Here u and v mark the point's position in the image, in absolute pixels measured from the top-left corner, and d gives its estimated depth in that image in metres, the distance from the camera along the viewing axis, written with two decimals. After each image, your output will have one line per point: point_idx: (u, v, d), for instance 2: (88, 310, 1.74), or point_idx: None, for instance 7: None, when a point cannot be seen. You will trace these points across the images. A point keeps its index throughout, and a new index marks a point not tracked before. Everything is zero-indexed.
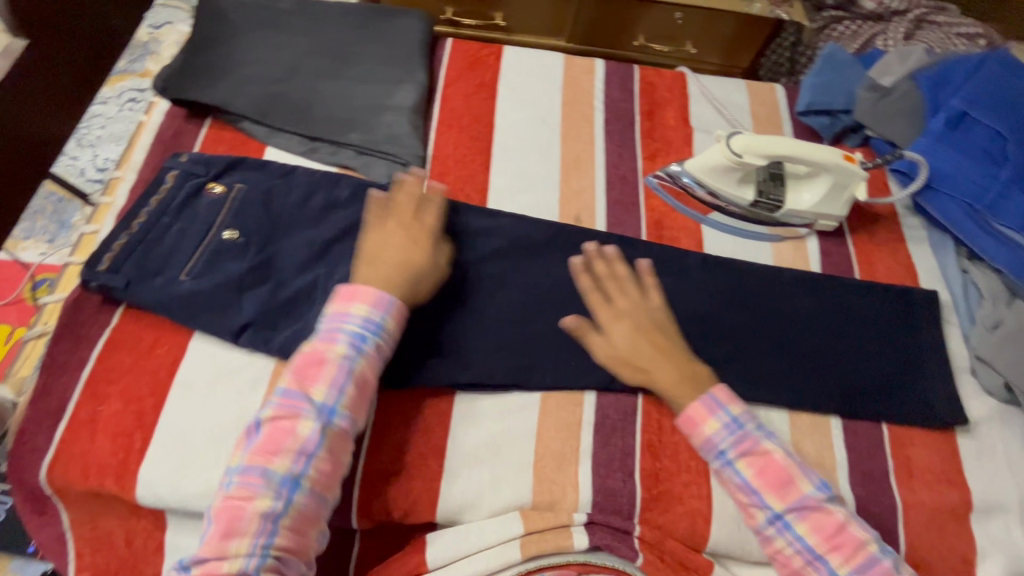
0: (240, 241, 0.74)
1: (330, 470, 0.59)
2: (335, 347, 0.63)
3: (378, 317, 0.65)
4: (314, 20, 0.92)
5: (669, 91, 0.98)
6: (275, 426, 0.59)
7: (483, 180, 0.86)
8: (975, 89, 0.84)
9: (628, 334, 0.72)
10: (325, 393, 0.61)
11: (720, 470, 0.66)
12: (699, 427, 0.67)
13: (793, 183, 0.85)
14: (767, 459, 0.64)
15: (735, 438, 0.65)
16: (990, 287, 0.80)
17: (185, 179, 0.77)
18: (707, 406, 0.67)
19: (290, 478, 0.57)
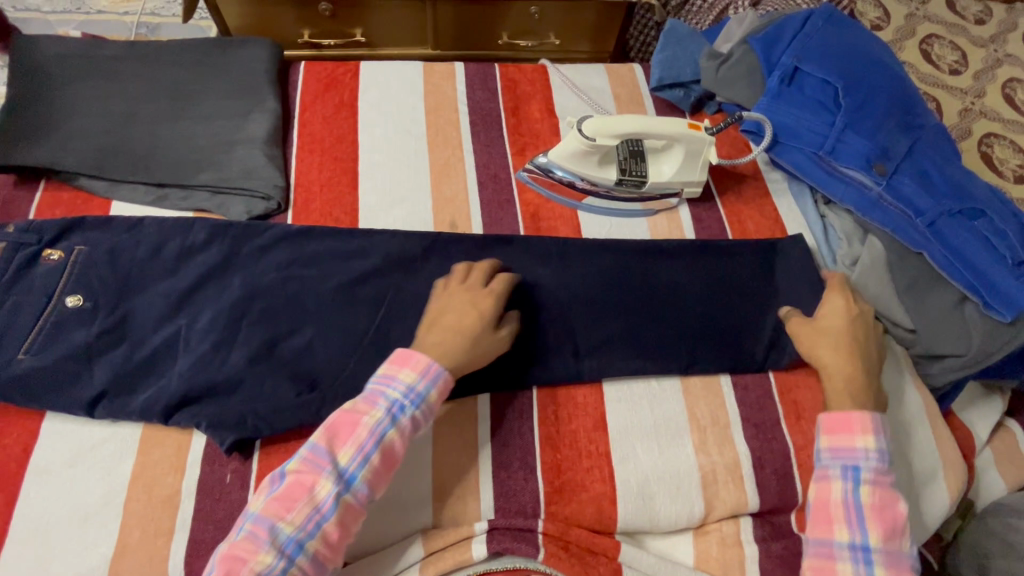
0: (87, 306, 0.70)
1: (334, 541, 0.55)
2: (372, 410, 0.59)
3: (423, 389, 0.60)
4: (149, 64, 0.89)
5: (531, 85, 0.99)
6: (297, 480, 0.55)
7: (351, 201, 0.83)
8: (802, 45, 0.89)
9: (837, 320, 0.73)
10: (351, 458, 0.57)
11: (836, 481, 0.64)
12: (851, 433, 0.65)
13: (652, 158, 0.86)
14: (893, 503, 0.63)
15: (878, 465, 0.64)
16: (845, 227, 0.85)
17: (14, 250, 0.72)
18: (871, 423, 0.66)
19: (295, 542, 0.53)
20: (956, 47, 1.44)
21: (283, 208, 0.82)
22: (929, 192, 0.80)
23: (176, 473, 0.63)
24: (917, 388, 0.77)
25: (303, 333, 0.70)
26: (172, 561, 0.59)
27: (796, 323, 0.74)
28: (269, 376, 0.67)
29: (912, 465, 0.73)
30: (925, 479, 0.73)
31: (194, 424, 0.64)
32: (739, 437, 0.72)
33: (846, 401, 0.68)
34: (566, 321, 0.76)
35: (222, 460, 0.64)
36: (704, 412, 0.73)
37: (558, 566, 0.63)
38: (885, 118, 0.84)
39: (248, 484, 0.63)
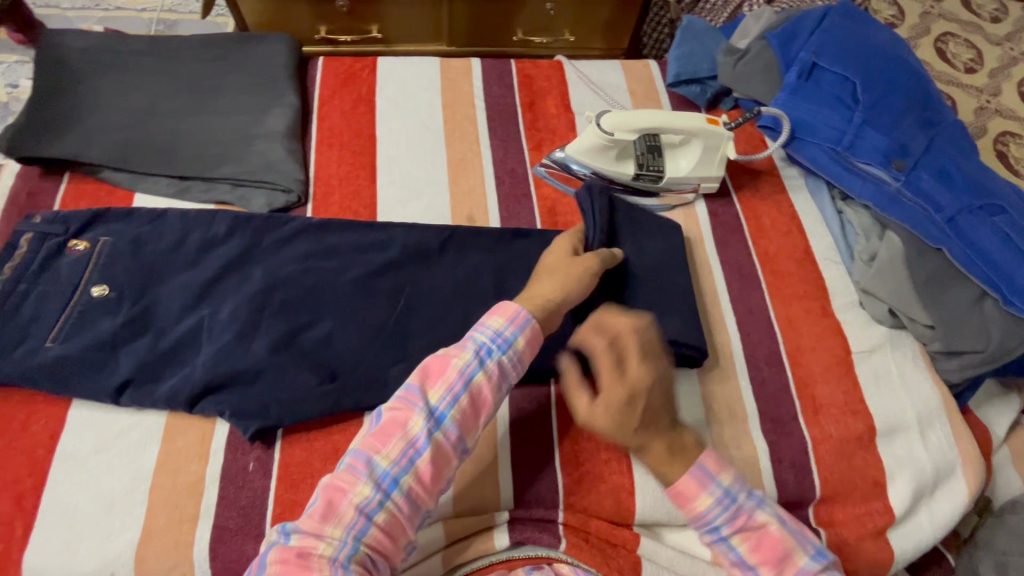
0: (111, 296, 0.70)
1: (429, 480, 0.54)
2: (461, 351, 0.58)
3: (512, 334, 0.59)
4: (171, 58, 0.90)
5: (547, 80, 0.99)
6: (393, 416, 0.55)
7: (370, 194, 0.84)
8: (821, 40, 0.89)
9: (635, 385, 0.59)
10: (441, 397, 0.56)
11: (712, 544, 0.61)
12: (691, 503, 0.60)
13: (670, 153, 0.86)
14: (763, 533, 0.60)
15: (731, 514, 0.60)
16: (862, 223, 0.85)
17: (41, 241, 0.73)
18: (697, 481, 0.60)
19: (391, 477, 0.53)
20: (971, 46, 1.43)
21: (302, 201, 0.83)
22: (948, 188, 0.80)
23: (200, 461, 0.64)
24: (934, 384, 0.77)
25: (324, 323, 0.71)
26: (197, 547, 0.60)
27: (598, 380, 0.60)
28: (290, 365, 0.68)
29: (931, 461, 0.73)
30: (944, 475, 0.73)
31: (217, 413, 0.65)
32: (756, 432, 0.72)
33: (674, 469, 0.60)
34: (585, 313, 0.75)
35: (245, 449, 0.65)
36: (721, 405, 0.73)
37: (580, 555, 0.63)
38: (904, 114, 0.84)
39: (271, 472, 0.64)
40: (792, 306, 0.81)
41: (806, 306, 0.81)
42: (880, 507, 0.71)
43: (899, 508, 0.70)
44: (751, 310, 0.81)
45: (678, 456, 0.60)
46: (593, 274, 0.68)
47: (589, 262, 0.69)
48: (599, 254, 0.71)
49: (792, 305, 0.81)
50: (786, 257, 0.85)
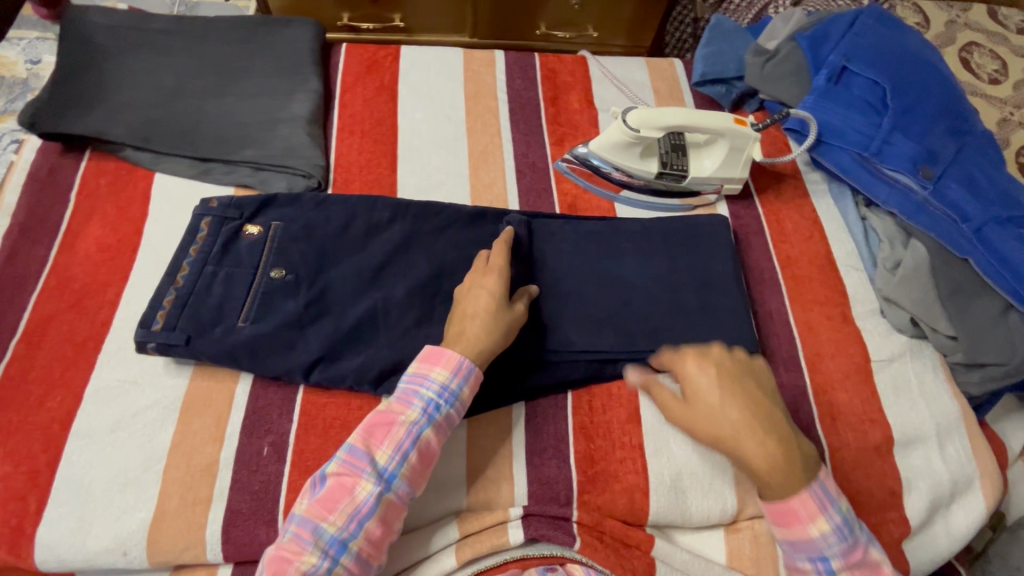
0: (289, 278, 0.70)
1: (378, 538, 0.56)
2: (408, 411, 0.60)
3: (457, 387, 0.61)
4: (196, 39, 0.89)
5: (571, 75, 0.98)
6: (338, 482, 0.57)
7: (390, 183, 0.83)
8: (851, 44, 0.88)
9: (712, 398, 0.60)
10: (389, 457, 0.58)
11: (817, 573, 0.58)
12: (803, 525, 0.57)
13: (693, 153, 0.86)
14: (874, 569, 0.58)
15: (847, 547, 0.57)
16: (887, 230, 0.84)
17: (219, 225, 0.73)
18: (818, 504, 0.57)
19: (338, 542, 0.55)
20: (996, 57, 1.41)
21: (323, 187, 0.82)
22: (976, 197, 0.79)
23: (215, 443, 0.64)
24: (953, 396, 0.76)
25: (341, 308, 0.69)
26: (210, 529, 0.60)
27: (674, 417, 0.62)
28: (305, 350, 0.66)
29: (949, 474, 0.72)
30: (961, 488, 0.72)
31: (261, 406, 0.66)
32: None
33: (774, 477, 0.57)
34: (605, 305, 0.73)
35: (260, 433, 0.65)
36: None
37: (593, 557, 0.63)
38: (935, 121, 0.82)
39: (285, 457, 0.63)
40: (812, 312, 0.80)
41: (826, 312, 0.80)
42: (896, 517, 0.70)
43: (915, 520, 0.70)
44: (769, 314, 0.80)
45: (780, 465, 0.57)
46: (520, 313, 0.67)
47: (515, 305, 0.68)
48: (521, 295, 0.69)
49: (813, 311, 0.80)
50: (808, 262, 0.84)
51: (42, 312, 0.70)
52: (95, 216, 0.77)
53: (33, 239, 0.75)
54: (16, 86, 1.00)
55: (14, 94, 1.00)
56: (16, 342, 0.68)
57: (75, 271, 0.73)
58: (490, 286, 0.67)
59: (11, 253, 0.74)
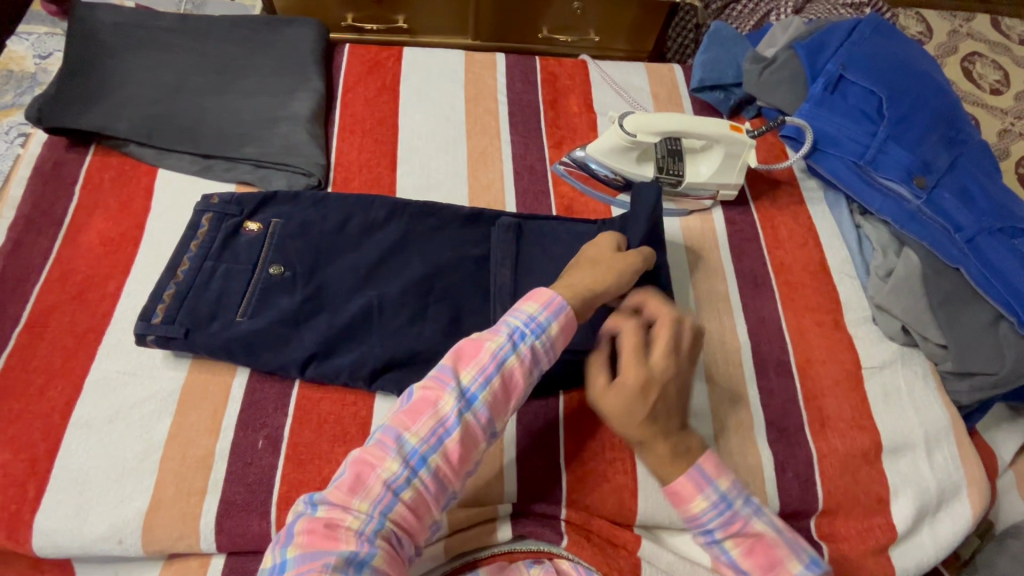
0: (287, 275, 0.72)
1: (457, 461, 0.52)
2: (494, 336, 0.56)
3: (546, 320, 0.56)
4: (200, 37, 0.91)
5: (571, 79, 0.99)
6: (422, 395, 0.53)
7: (389, 183, 0.85)
8: (848, 53, 0.89)
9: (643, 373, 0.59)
10: (473, 378, 0.54)
11: (707, 546, 0.60)
12: (685, 505, 0.59)
13: (690, 158, 0.86)
14: (758, 540, 0.58)
15: (725, 520, 0.58)
16: (880, 239, 0.85)
17: (220, 221, 0.74)
18: (694, 483, 0.58)
19: (419, 455, 0.51)
20: (998, 67, 1.41)
21: (322, 185, 0.83)
22: (968, 208, 0.79)
23: (211, 436, 0.65)
24: (942, 404, 0.76)
25: (337, 306, 0.71)
26: (204, 520, 0.61)
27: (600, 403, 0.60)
28: (300, 346, 0.68)
29: (936, 480, 0.72)
30: (948, 495, 0.73)
31: (253, 400, 0.67)
32: (762, 441, 0.72)
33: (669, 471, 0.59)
34: None
35: (255, 427, 0.66)
36: (728, 413, 0.74)
37: (580, 554, 0.63)
38: (929, 131, 0.83)
39: (279, 450, 0.64)
40: (803, 317, 0.81)
41: (819, 319, 0.81)
42: (882, 522, 0.71)
43: (902, 526, 0.70)
44: (762, 319, 0.80)
45: (679, 456, 0.59)
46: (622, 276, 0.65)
47: (630, 258, 0.67)
48: (642, 249, 0.69)
49: (805, 317, 0.81)
50: (801, 268, 0.85)
51: (44, 303, 0.71)
52: (98, 210, 0.78)
53: (37, 231, 0.76)
54: (24, 80, 1.03)
55: (21, 88, 1.02)
56: (19, 332, 0.69)
57: (77, 264, 0.74)
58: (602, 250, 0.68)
59: (15, 245, 0.75)
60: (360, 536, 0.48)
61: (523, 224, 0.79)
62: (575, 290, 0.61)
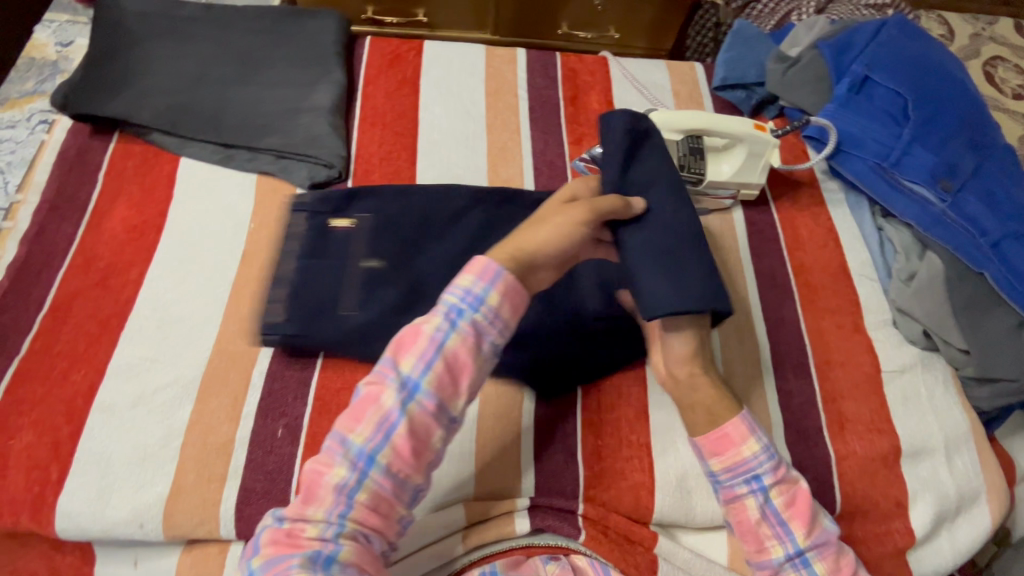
0: (387, 267, 0.72)
1: (410, 455, 0.50)
2: (429, 317, 0.52)
3: (483, 289, 0.52)
4: (223, 27, 0.91)
5: (591, 76, 0.99)
6: (365, 393, 0.51)
7: (409, 176, 0.84)
8: (874, 54, 0.88)
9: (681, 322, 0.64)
10: (413, 366, 0.51)
11: (748, 497, 0.57)
12: (735, 447, 0.57)
13: (712, 156, 0.84)
14: (799, 491, 0.58)
15: (776, 464, 0.57)
16: (902, 242, 0.84)
17: (314, 218, 0.75)
18: (748, 424, 0.58)
19: (366, 454, 0.49)
20: (1021, 71, 1.39)
21: (343, 177, 0.83)
22: (994, 212, 0.79)
23: (231, 423, 0.65)
24: (963, 409, 0.76)
25: (356, 299, 0.70)
26: (224, 506, 0.61)
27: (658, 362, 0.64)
28: (321, 336, 0.68)
29: (955, 486, 0.72)
30: (967, 501, 0.72)
31: (272, 389, 0.67)
32: (780, 442, 0.72)
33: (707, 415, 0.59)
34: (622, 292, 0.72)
35: (274, 416, 0.66)
36: (746, 413, 0.73)
37: (598, 549, 0.64)
38: (955, 134, 0.82)
39: (299, 440, 0.65)
40: (823, 319, 0.80)
41: (838, 321, 0.80)
42: (900, 527, 0.70)
43: (920, 531, 0.70)
44: (781, 320, 0.80)
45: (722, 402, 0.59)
46: (570, 225, 0.58)
47: (575, 207, 0.59)
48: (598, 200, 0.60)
49: (824, 319, 0.80)
50: (821, 270, 0.84)
51: (68, 288, 0.72)
52: (121, 197, 0.79)
53: (61, 216, 0.77)
54: (46, 68, 1.04)
55: (43, 75, 1.03)
56: (43, 316, 0.70)
57: (100, 250, 0.75)
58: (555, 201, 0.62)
59: (39, 230, 0.76)
60: (325, 542, 0.48)
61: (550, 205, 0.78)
62: (507, 249, 0.56)
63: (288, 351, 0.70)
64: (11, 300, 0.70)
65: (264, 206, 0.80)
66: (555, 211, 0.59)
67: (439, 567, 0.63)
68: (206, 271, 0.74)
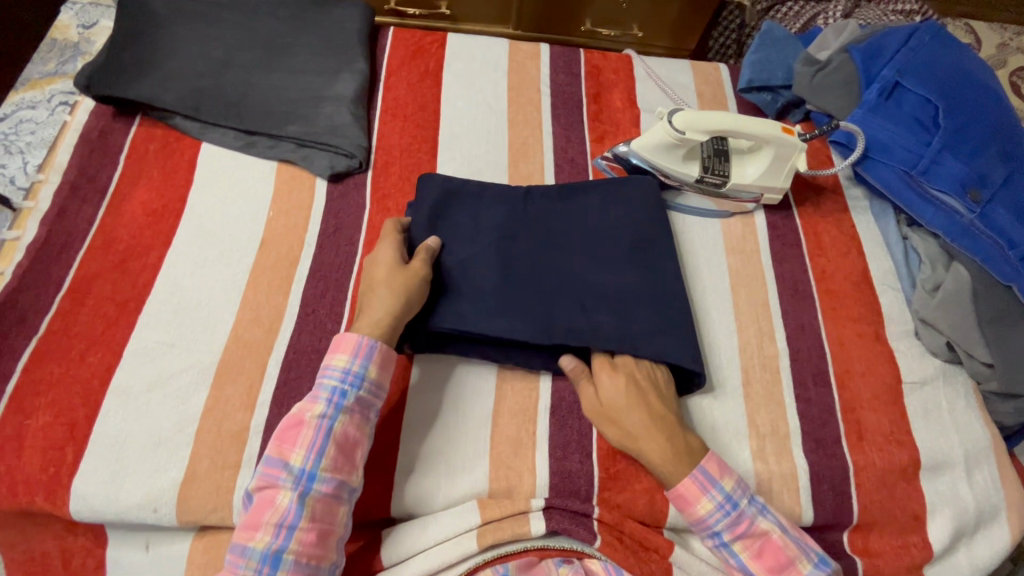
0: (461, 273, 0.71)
1: (314, 540, 0.56)
2: (313, 407, 0.60)
3: (360, 367, 0.61)
4: (248, 13, 0.91)
5: (615, 73, 0.98)
6: (260, 496, 0.57)
7: (429, 169, 0.84)
8: (905, 60, 0.87)
9: (620, 403, 0.64)
10: (304, 458, 0.58)
11: (716, 548, 0.63)
12: (693, 508, 0.62)
13: (737, 158, 0.85)
14: (766, 541, 0.62)
15: (732, 521, 0.62)
16: (929, 252, 0.82)
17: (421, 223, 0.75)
18: (700, 485, 0.62)
19: (272, 553, 0.55)
20: None
21: (363, 168, 0.83)
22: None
23: (246, 411, 0.65)
24: (984, 424, 0.75)
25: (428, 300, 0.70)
26: (237, 493, 0.61)
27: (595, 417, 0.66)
28: None
29: (975, 502, 0.71)
30: (986, 517, 0.71)
31: (287, 379, 0.67)
32: (798, 450, 0.71)
33: (672, 472, 0.62)
34: (643, 292, 0.72)
35: (289, 405, 0.65)
36: (765, 420, 0.72)
37: (613, 555, 0.63)
38: (986, 144, 0.81)
39: None
40: (844, 328, 0.79)
41: (859, 329, 0.79)
42: (917, 541, 0.69)
43: (938, 546, 0.69)
44: (802, 327, 0.79)
45: (682, 457, 0.63)
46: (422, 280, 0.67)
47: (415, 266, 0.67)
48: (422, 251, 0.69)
49: (845, 327, 0.79)
50: (843, 278, 0.83)
51: (87, 270, 0.71)
52: (141, 181, 0.79)
53: (82, 197, 0.77)
54: (67, 48, 1.07)
55: (64, 57, 1.07)
56: (62, 297, 0.70)
57: (120, 233, 0.74)
58: (382, 261, 0.67)
59: (60, 211, 0.75)
60: None
61: (567, 203, 0.78)
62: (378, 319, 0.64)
63: (304, 341, 0.69)
64: (31, 280, 0.70)
65: (283, 194, 0.80)
66: (384, 275, 0.66)
67: (452, 566, 0.62)
68: (223, 258, 0.74)
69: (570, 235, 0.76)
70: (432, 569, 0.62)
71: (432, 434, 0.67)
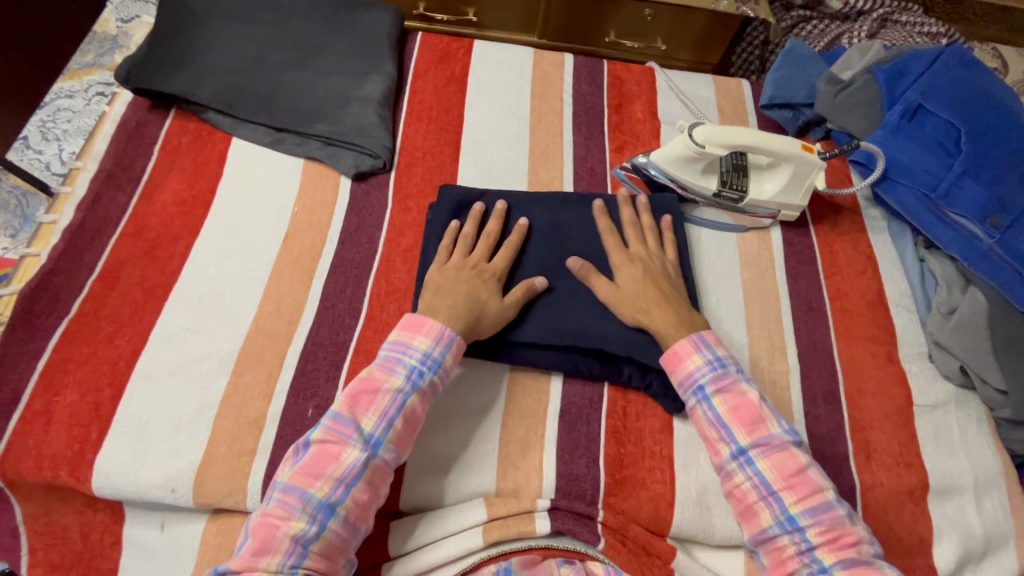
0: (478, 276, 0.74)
1: (366, 502, 0.58)
2: (392, 379, 0.61)
3: (439, 354, 0.63)
4: (283, 14, 0.93)
5: (637, 85, 0.99)
6: (323, 449, 0.58)
7: (451, 171, 0.85)
8: (930, 82, 0.87)
9: (633, 283, 0.71)
10: (375, 424, 0.60)
11: (695, 405, 0.64)
12: (682, 362, 0.65)
13: (755, 174, 0.85)
14: (743, 398, 0.63)
15: (717, 375, 0.64)
16: (945, 275, 0.83)
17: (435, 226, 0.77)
18: (693, 342, 0.66)
19: (327, 505, 0.56)
20: None
21: (387, 168, 0.85)
22: None
23: (264, 399, 0.66)
24: (994, 450, 0.74)
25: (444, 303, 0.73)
26: (252, 479, 0.62)
27: (605, 296, 0.71)
28: None
29: (983, 528, 0.70)
30: (994, 545, 0.70)
31: (305, 370, 0.68)
32: None
33: (674, 335, 0.67)
34: None
35: (306, 395, 0.67)
36: None
37: (615, 558, 0.64)
38: (1008, 171, 0.81)
39: None
40: (856, 347, 0.79)
41: (872, 350, 0.79)
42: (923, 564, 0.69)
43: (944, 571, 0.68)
44: (814, 344, 0.79)
45: (684, 321, 0.68)
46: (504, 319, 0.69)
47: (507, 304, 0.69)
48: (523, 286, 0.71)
49: (858, 347, 0.79)
50: (858, 297, 0.83)
51: (118, 256, 0.74)
52: (173, 171, 0.81)
53: (116, 186, 0.79)
54: (106, 41, 1.22)
55: (104, 49, 1.21)
56: (94, 280, 0.72)
57: (151, 221, 0.77)
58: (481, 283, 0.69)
59: (95, 197, 0.78)
60: None
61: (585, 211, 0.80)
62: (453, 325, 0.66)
63: (322, 334, 0.71)
64: (65, 263, 0.73)
65: (309, 191, 0.82)
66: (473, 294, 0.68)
67: (456, 561, 0.63)
68: (248, 250, 0.76)
69: (582, 243, 0.77)
70: (437, 563, 0.63)
71: (445, 429, 0.69)
